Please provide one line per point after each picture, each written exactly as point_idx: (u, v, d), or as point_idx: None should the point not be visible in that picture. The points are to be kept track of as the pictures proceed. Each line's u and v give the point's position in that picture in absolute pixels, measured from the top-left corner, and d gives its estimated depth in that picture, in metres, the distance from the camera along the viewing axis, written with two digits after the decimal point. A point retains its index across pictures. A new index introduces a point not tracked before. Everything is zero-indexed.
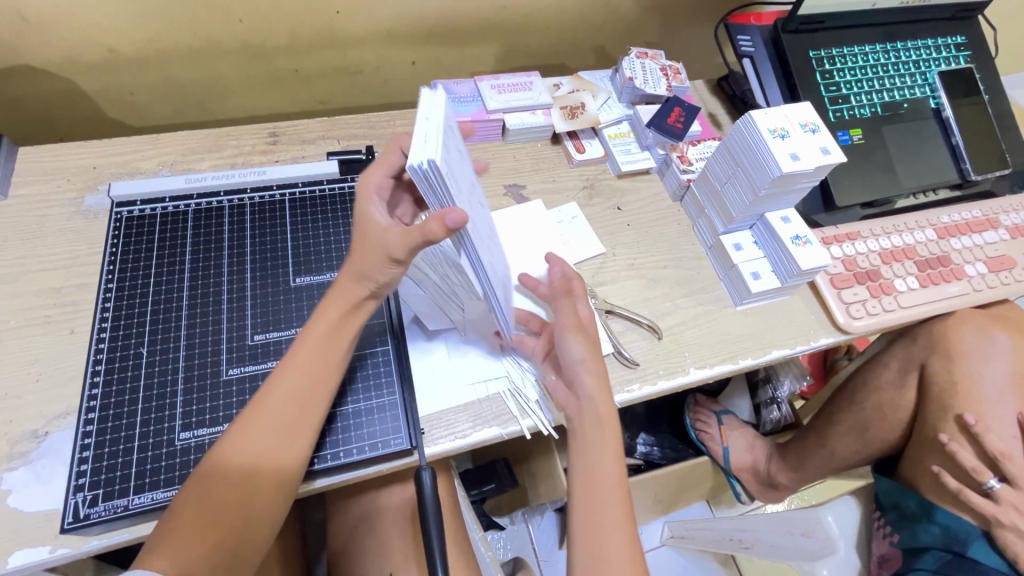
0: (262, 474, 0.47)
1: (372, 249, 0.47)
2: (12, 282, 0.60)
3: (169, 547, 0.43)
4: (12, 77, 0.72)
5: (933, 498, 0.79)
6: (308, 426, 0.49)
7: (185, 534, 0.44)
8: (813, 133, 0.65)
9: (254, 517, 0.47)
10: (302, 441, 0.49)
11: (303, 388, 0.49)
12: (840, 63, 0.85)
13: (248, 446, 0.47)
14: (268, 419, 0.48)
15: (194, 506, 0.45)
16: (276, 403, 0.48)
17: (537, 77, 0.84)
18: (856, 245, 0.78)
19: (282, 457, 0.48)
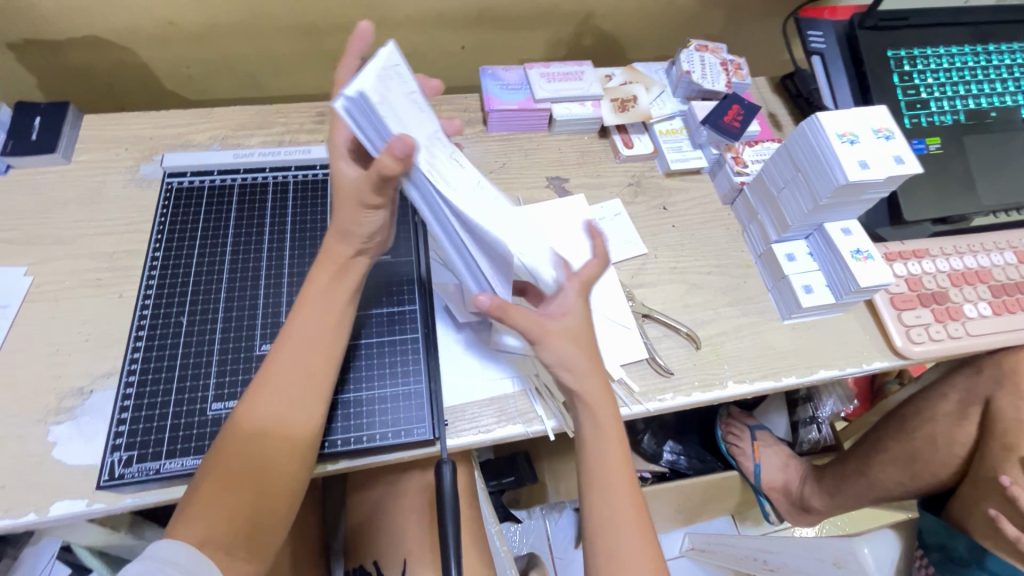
0: (272, 448, 0.47)
1: (344, 201, 0.46)
2: (70, 244, 0.63)
3: (191, 520, 0.44)
4: (81, 46, 0.75)
5: (986, 543, 0.73)
6: (315, 397, 0.49)
7: (208, 505, 0.45)
8: (886, 140, 0.60)
9: (271, 490, 0.47)
10: (308, 412, 0.49)
11: (304, 357, 0.49)
12: (922, 65, 0.78)
13: (262, 415, 0.47)
14: (276, 389, 0.48)
15: (215, 478, 0.46)
16: (282, 371, 0.48)
17: (589, 67, 0.81)
18: (923, 264, 0.72)
19: (289, 426, 0.48)
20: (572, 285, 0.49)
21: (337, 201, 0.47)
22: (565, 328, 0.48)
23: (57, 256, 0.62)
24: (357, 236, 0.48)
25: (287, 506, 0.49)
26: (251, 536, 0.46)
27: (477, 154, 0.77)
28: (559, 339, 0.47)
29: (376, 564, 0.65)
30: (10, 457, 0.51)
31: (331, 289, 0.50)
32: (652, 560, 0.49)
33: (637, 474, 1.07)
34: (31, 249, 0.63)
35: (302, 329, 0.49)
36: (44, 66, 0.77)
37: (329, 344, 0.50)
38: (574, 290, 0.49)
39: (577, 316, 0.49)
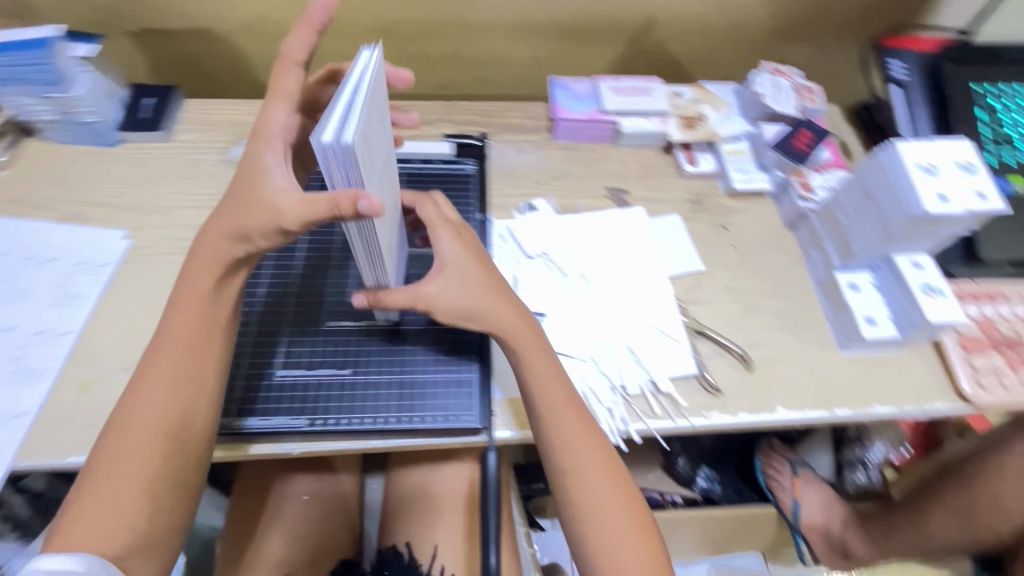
0: (163, 456, 0.46)
1: (264, 211, 0.44)
2: (166, 214, 0.69)
3: (81, 536, 0.43)
4: (191, 37, 0.83)
5: None
6: (199, 400, 0.48)
7: (90, 519, 0.44)
8: (969, 174, 0.58)
9: (172, 490, 0.47)
10: (197, 413, 0.48)
11: (189, 359, 0.48)
12: (1009, 102, 0.76)
13: (150, 421, 0.47)
14: (163, 389, 0.47)
15: (102, 485, 0.45)
16: (168, 373, 0.48)
17: (659, 83, 0.82)
18: (999, 307, 0.69)
19: (181, 433, 0.47)
20: (440, 230, 0.56)
21: (252, 194, 0.45)
22: (467, 296, 0.53)
23: (154, 223, 0.68)
24: (256, 244, 0.46)
25: (181, 512, 0.48)
26: (153, 538, 0.45)
27: (541, 160, 0.79)
28: (445, 295, 0.52)
29: (409, 545, 0.68)
30: (100, 400, 0.56)
31: (211, 298, 0.49)
32: (649, 548, 0.52)
33: (668, 496, 1.03)
34: (132, 216, 0.69)
35: (181, 332, 0.48)
36: (157, 52, 0.85)
37: (209, 346, 0.49)
38: (449, 238, 0.55)
39: (458, 261, 0.54)
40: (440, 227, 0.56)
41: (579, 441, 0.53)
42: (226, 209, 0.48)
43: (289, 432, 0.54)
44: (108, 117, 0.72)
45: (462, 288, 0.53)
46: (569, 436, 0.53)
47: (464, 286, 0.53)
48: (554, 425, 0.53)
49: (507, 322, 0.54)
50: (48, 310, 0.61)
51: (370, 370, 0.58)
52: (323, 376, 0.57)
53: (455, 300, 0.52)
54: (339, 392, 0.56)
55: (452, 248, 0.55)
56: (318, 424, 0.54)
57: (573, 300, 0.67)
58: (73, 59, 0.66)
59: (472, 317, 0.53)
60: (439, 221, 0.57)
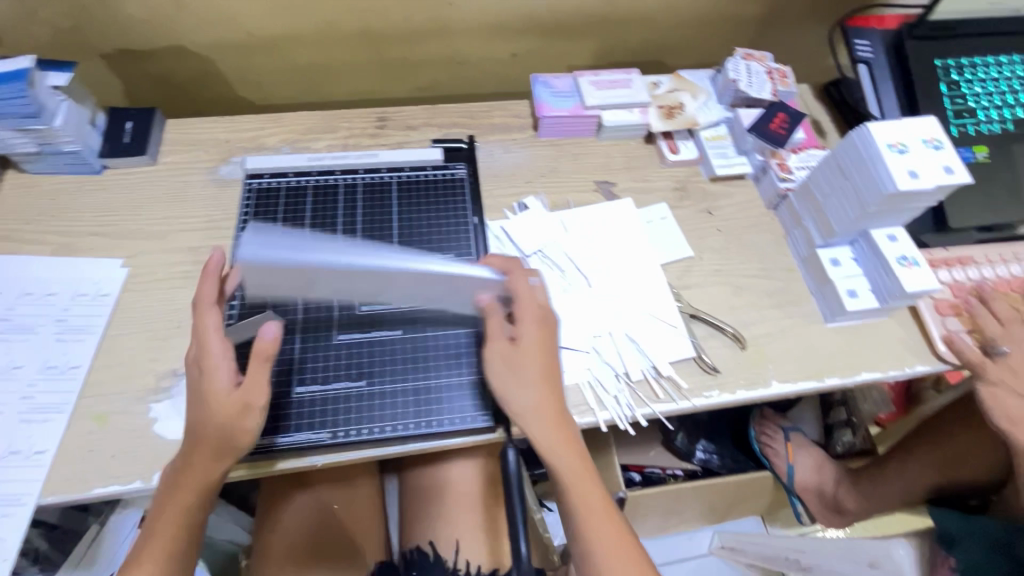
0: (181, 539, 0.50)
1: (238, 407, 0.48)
2: (161, 238, 0.69)
3: None
4: (165, 56, 0.82)
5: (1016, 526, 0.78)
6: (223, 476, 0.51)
7: None
8: (937, 150, 0.61)
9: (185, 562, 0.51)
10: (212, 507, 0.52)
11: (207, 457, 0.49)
12: (970, 74, 0.79)
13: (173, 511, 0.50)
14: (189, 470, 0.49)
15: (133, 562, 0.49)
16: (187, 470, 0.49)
17: (637, 75, 0.84)
18: (969, 271, 0.73)
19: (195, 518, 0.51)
20: (524, 319, 0.54)
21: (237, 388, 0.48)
22: (533, 398, 0.52)
23: (149, 249, 0.68)
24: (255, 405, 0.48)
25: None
26: None
27: (528, 158, 0.81)
28: (521, 388, 0.53)
29: (432, 544, 0.70)
30: (118, 429, 0.57)
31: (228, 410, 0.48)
32: None
33: (669, 471, 1.09)
34: (126, 243, 0.69)
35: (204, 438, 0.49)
36: (130, 72, 0.83)
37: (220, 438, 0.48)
38: (531, 320, 0.55)
39: (529, 348, 0.54)
40: (530, 340, 0.54)
41: (598, 514, 0.52)
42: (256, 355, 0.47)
43: (313, 446, 0.55)
44: (89, 144, 0.71)
45: (512, 369, 0.53)
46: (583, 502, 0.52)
47: (531, 385, 0.53)
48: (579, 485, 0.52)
49: (536, 398, 0.53)
50: (53, 346, 0.61)
51: (383, 380, 0.58)
52: (341, 389, 0.58)
53: (524, 398, 0.52)
54: (356, 403, 0.57)
55: (532, 331, 0.54)
56: (341, 437, 0.56)
57: (569, 295, 0.69)
58: (47, 89, 0.65)
59: (539, 417, 0.52)
60: (529, 302, 0.55)
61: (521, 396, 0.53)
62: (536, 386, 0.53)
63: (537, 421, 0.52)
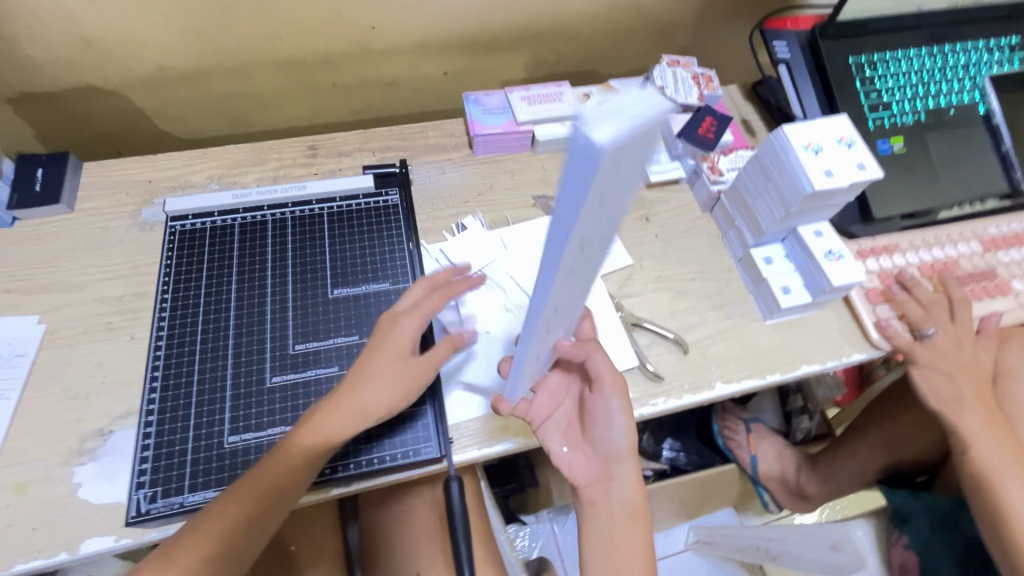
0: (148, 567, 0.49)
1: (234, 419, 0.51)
2: (80, 290, 0.66)
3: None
4: (78, 97, 0.78)
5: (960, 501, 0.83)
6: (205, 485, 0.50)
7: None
8: (849, 148, 0.63)
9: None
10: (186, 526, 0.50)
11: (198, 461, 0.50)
12: (881, 69, 0.83)
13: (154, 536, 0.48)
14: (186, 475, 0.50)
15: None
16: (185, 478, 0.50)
17: (567, 87, 0.84)
18: (895, 258, 0.76)
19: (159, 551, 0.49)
20: (595, 351, 0.58)
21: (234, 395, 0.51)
22: (630, 431, 0.58)
23: (67, 303, 0.65)
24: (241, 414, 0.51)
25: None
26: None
27: (465, 177, 0.80)
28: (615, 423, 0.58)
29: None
30: (39, 499, 0.54)
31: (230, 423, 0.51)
32: None
33: (639, 472, 1.08)
34: (43, 297, 0.65)
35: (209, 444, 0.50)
36: (41, 115, 0.80)
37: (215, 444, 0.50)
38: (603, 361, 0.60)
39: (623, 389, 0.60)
40: (610, 385, 0.57)
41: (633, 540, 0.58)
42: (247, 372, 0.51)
43: None
44: None
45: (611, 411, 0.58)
46: (607, 530, 0.58)
47: (628, 420, 0.58)
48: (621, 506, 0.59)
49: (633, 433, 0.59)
50: None
51: None
52: (277, 435, 0.56)
53: (619, 431, 0.58)
54: None
55: (604, 367, 0.58)
56: None
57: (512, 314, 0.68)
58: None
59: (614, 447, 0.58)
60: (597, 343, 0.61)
61: (617, 430, 0.58)
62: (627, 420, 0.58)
63: (618, 457, 0.58)
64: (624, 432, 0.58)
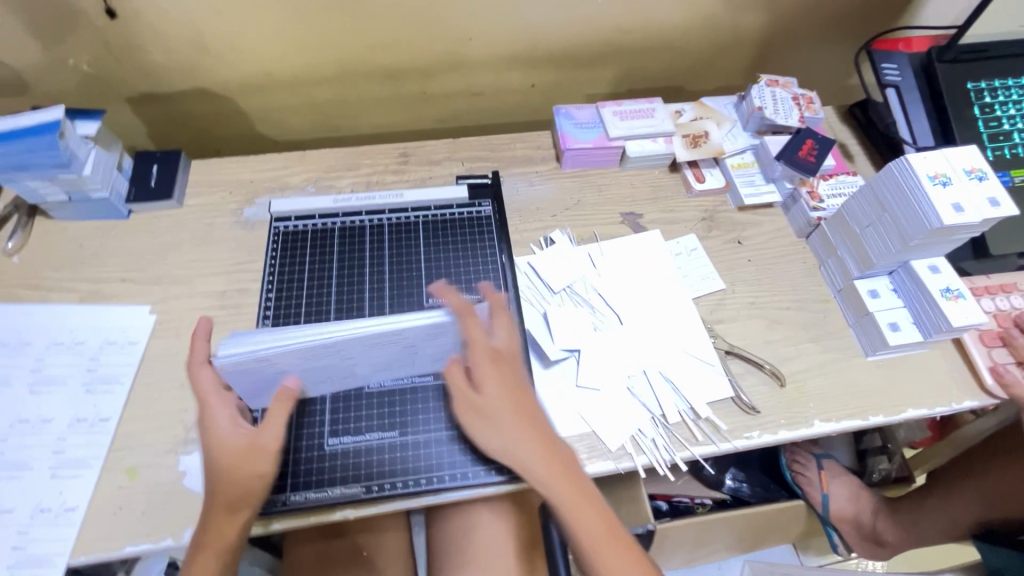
0: None
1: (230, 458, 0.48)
2: (188, 283, 0.69)
3: None
4: (190, 98, 0.82)
5: None
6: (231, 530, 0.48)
7: None
8: (980, 181, 0.59)
9: None
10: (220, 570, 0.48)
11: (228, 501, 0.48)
12: (1004, 96, 0.77)
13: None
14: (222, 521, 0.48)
15: None
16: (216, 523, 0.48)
17: (660, 104, 0.83)
18: (1013, 299, 0.71)
19: None
20: (483, 358, 0.51)
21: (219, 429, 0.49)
22: (504, 435, 0.51)
23: (176, 295, 0.68)
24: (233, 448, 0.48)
25: None
26: None
27: (552, 191, 0.80)
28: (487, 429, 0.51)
29: None
30: (148, 484, 0.56)
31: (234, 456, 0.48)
32: None
33: (698, 500, 1.05)
34: (153, 288, 0.68)
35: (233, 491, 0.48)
36: (154, 114, 0.84)
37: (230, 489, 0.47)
38: (483, 360, 0.52)
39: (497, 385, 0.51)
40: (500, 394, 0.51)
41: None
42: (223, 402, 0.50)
43: (346, 501, 0.54)
44: (116, 190, 0.71)
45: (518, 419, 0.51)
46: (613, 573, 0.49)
47: (505, 425, 0.51)
48: (576, 520, 0.49)
49: (510, 437, 0.50)
50: (82, 398, 0.60)
51: (418, 430, 0.57)
52: (374, 440, 0.56)
53: (500, 441, 0.51)
54: (390, 454, 0.56)
55: (489, 365, 0.52)
56: (374, 490, 0.54)
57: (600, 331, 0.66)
58: (71, 147, 0.63)
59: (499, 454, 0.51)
60: (481, 344, 0.51)
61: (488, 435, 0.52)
62: (497, 421, 0.51)
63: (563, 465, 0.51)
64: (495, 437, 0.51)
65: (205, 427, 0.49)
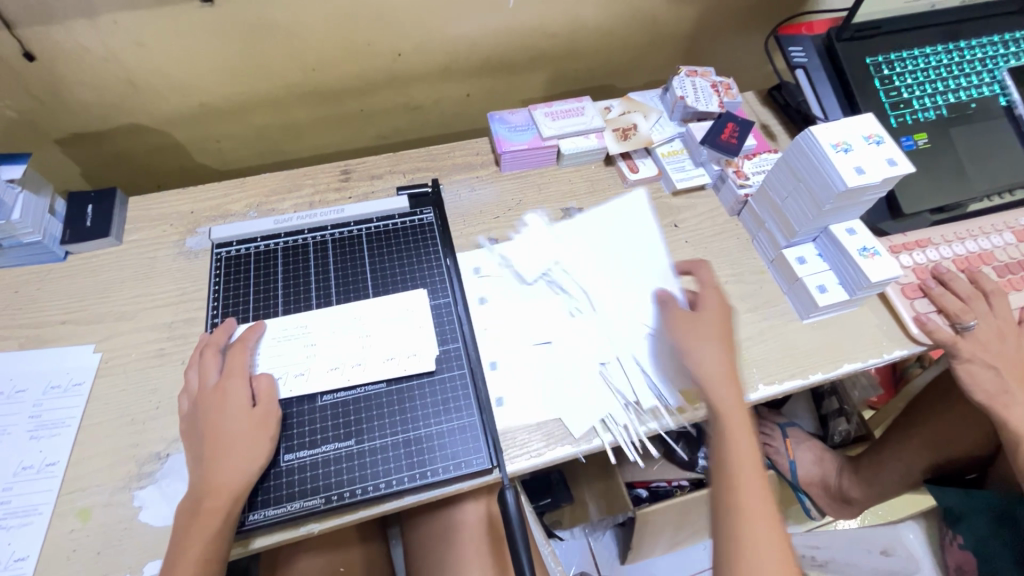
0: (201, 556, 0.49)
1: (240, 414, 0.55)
2: (131, 318, 0.68)
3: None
4: (122, 135, 0.82)
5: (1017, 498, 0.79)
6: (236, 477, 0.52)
7: None
8: (878, 145, 0.64)
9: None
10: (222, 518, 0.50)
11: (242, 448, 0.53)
12: (900, 68, 0.84)
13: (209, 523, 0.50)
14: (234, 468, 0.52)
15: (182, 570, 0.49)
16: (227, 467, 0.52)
17: (589, 102, 0.87)
18: (928, 252, 0.76)
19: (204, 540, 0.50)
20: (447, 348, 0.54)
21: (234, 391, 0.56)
22: (718, 356, 0.61)
23: (120, 331, 0.67)
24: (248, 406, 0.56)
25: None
26: None
27: (494, 193, 0.82)
28: (714, 354, 0.61)
29: None
30: (102, 524, 0.55)
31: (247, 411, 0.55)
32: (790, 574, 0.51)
33: (674, 483, 1.07)
34: (96, 327, 0.67)
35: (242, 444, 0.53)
36: (87, 153, 0.83)
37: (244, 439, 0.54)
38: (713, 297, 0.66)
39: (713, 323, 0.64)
40: None
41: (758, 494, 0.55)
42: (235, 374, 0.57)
43: (309, 514, 0.54)
44: (50, 233, 0.70)
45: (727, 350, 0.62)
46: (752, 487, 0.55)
47: (714, 348, 0.61)
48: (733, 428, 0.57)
49: (716, 362, 0.60)
50: (27, 445, 0.59)
51: (374, 436, 0.58)
52: (331, 451, 0.57)
53: None
54: (348, 463, 0.56)
55: (715, 306, 0.65)
56: (335, 500, 0.55)
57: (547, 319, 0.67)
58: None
59: (707, 370, 0.60)
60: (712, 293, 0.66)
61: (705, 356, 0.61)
62: (711, 347, 0.61)
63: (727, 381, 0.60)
64: (715, 355, 0.61)
65: (223, 393, 0.56)
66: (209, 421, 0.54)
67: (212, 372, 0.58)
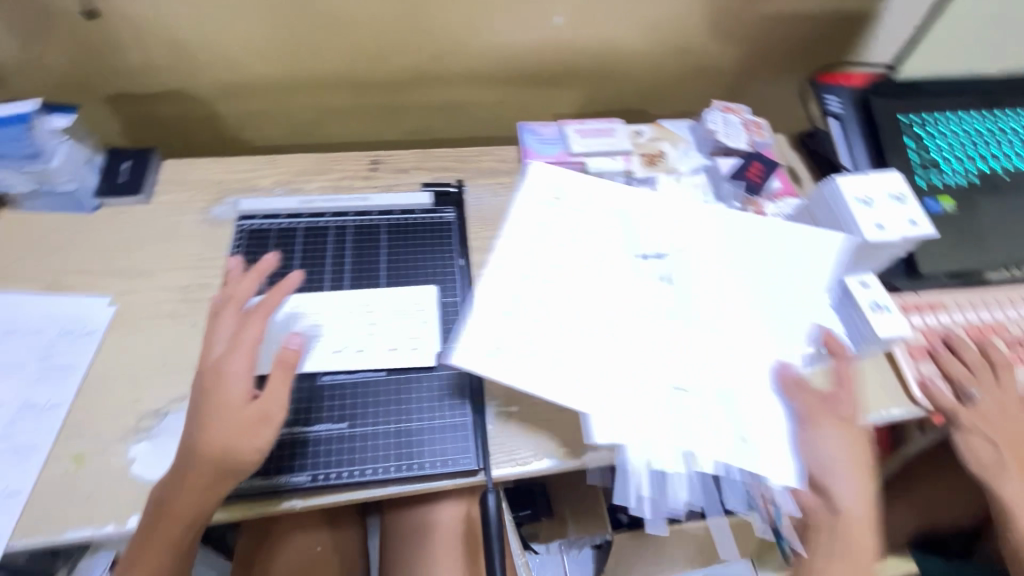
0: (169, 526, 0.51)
1: (235, 402, 0.53)
2: (150, 276, 0.70)
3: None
4: (165, 100, 0.85)
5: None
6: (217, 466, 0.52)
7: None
8: (903, 205, 0.66)
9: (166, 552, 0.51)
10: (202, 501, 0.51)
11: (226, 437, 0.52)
12: (932, 129, 0.84)
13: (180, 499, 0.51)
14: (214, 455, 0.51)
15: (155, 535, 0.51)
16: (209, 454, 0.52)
17: (620, 124, 0.88)
18: (940, 316, 0.76)
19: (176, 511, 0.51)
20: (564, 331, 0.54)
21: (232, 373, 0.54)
22: (842, 458, 0.56)
23: (137, 288, 0.69)
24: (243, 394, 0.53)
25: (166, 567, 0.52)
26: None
27: None
28: (853, 489, 0.57)
29: None
30: (96, 471, 0.56)
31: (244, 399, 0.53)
32: None
33: None
34: (115, 281, 0.69)
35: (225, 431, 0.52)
36: (129, 115, 0.86)
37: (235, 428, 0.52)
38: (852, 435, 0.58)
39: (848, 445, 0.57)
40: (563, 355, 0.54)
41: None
42: (240, 351, 0.55)
43: (294, 489, 0.55)
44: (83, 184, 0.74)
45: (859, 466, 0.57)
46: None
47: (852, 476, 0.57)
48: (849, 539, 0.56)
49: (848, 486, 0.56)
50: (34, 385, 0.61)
51: (367, 422, 0.59)
52: (324, 431, 0.58)
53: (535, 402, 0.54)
54: (338, 446, 0.57)
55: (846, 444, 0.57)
56: (320, 480, 0.56)
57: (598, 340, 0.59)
58: (39, 131, 0.68)
59: (831, 472, 0.56)
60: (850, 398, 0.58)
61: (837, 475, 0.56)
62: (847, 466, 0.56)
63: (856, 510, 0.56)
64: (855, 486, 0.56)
65: (222, 372, 0.54)
66: (208, 398, 0.53)
67: (219, 341, 0.56)
